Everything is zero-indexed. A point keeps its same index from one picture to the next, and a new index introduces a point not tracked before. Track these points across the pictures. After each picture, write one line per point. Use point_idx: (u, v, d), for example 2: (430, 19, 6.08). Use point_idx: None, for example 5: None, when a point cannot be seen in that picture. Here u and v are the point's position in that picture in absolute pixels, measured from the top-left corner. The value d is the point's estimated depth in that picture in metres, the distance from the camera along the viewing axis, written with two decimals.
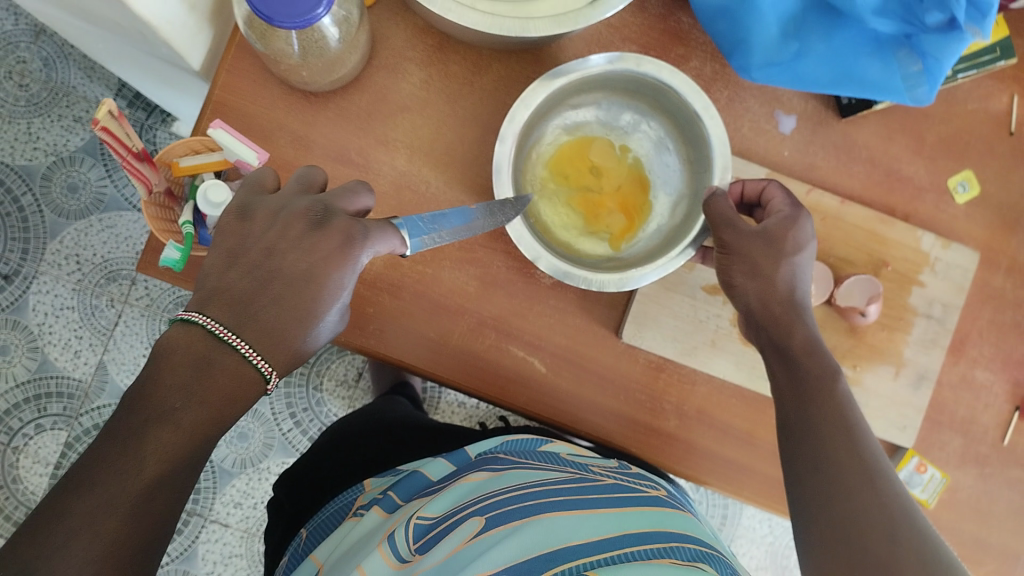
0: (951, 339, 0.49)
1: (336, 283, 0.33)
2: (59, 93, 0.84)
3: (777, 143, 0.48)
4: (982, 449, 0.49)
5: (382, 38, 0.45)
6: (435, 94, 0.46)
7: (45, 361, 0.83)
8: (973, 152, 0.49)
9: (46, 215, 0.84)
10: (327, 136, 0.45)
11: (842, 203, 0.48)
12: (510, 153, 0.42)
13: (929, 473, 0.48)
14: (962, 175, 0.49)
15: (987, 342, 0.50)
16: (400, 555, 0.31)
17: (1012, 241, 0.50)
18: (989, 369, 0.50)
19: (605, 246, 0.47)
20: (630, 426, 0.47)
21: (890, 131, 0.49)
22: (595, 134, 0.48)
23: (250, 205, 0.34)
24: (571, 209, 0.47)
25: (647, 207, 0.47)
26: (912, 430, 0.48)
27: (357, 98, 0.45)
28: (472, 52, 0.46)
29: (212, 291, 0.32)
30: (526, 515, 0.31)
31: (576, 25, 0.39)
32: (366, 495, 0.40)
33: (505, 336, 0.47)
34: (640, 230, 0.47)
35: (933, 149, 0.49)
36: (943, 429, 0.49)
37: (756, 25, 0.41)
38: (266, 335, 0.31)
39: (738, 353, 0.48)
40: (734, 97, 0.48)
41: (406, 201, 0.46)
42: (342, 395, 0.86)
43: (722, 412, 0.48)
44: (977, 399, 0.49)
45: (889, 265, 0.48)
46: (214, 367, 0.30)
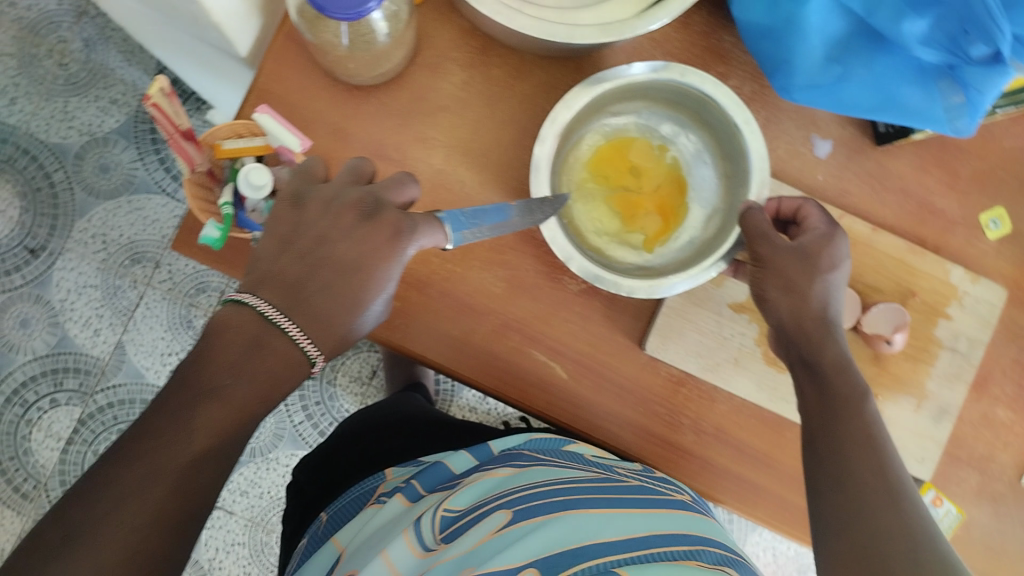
0: (974, 375, 0.49)
1: (383, 275, 0.35)
2: (97, 74, 0.85)
3: (811, 167, 0.49)
4: (999, 488, 0.49)
5: (427, 38, 0.46)
6: (475, 96, 0.46)
7: (64, 336, 0.84)
8: (1009, 189, 0.49)
9: (77, 193, 0.85)
10: (366, 130, 0.45)
11: (873, 230, 0.48)
12: (549, 153, 0.43)
13: (945, 508, 0.48)
14: (993, 212, 0.49)
15: (1010, 381, 0.49)
16: (424, 543, 0.34)
17: None
18: (1011, 408, 0.49)
19: (638, 248, 0.47)
20: (647, 439, 0.47)
21: (926, 163, 0.49)
22: (635, 135, 0.48)
23: (303, 194, 0.36)
24: (607, 208, 0.47)
25: (685, 210, 0.48)
26: (930, 462, 0.48)
27: (398, 95, 0.46)
28: (514, 56, 0.46)
29: (265, 274, 0.34)
30: (556, 510, 0.32)
31: (621, 35, 0.39)
32: (389, 482, 0.43)
33: (528, 340, 0.47)
34: (675, 233, 0.48)
35: (967, 184, 0.49)
36: (961, 464, 0.49)
37: (800, 47, 0.41)
38: (313, 319, 0.33)
39: (760, 372, 0.48)
40: (772, 118, 0.48)
41: (439, 199, 0.46)
42: (354, 391, 0.86)
43: (740, 431, 0.48)
44: (997, 437, 0.49)
45: (917, 296, 0.48)
46: (265, 347, 0.32)
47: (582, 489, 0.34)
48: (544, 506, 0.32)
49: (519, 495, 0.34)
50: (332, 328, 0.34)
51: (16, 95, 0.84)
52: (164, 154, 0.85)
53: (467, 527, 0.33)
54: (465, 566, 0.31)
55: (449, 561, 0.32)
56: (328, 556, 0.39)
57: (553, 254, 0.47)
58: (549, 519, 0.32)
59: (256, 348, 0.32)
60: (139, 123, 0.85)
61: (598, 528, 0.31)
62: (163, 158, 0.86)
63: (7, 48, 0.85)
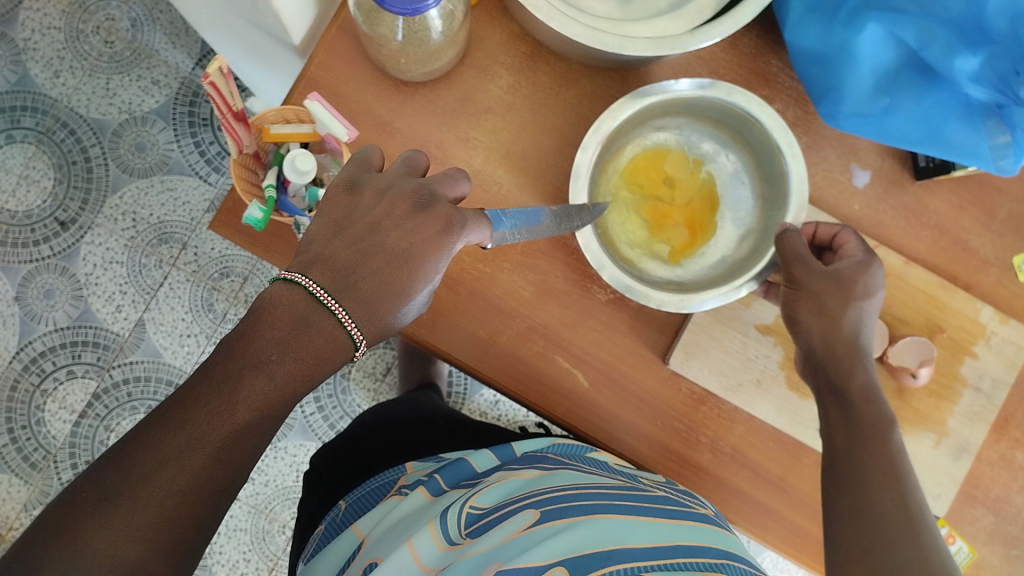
0: (996, 416, 0.49)
1: (431, 267, 0.35)
2: (142, 54, 0.86)
3: (848, 196, 0.49)
4: (1013, 530, 0.49)
5: (477, 39, 0.46)
6: (520, 100, 0.47)
7: (86, 309, 0.85)
8: None
9: (111, 168, 0.86)
10: (411, 125, 0.46)
11: (905, 263, 0.48)
12: (590, 161, 0.43)
13: (957, 546, 0.48)
14: None
15: None
16: (449, 538, 0.35)
17: None
18: None
19: (666, 260, 0.47)
20: (663, 453, 0.47)
21: (962, 201, 0.49)
22: (672, 147, 0.48)
23: (359, 180, 0.36)
24: (639, 217, 0.47)
25: (714, 226, 0.48)
26: (946, 499, 0.48)
27: (445, 93, 0.46)
28: (562, 64, 0.47)
29: (314, 257, 0.33)
30: (584, 513, 0.33)
31: (674, 50, 0.40)
32: (410, 475, 0.44)
33: (554, 346, 0.47)
34: (702, 248, 0.48)
35: (1002, 225, 0.49)
36: (976, 504, 0.49)
37: (850, 75, 0.42)
38: (360, 305, 0.32)
39: (782, 396, 0.48)
40: (813, 144, 0.49)
41: (477, 199, 0.46)
42: (367, 386, 0.87)
43: (757, 453, 0.48)
44: (1015, 480, 0.49)
45: (944, 332, 0.48)
46: (311, 327, 0.31)
47: (608, 495, 0.35)
48: (571, 509, 0.33)
49: (547, 496, 0.35)
50: (377, 317, 0.33)
51: (60, 69, 0.86)
52: (201, 137, 0.87)
53: (493, 525, 0.34)
54: (492, 560, 0.32)
55: (476, 554, 0.33)
56: (350, 543, 0.40)
57: (584, 262, 0.47)
58: (577, 521, 0.33)
59: (303, 328, 0.31)
60: (179, 105, 0.87)
61: (624, 534, 0.32)
62: (198, 141, 0.87)
63: (55, 21, 0.86)
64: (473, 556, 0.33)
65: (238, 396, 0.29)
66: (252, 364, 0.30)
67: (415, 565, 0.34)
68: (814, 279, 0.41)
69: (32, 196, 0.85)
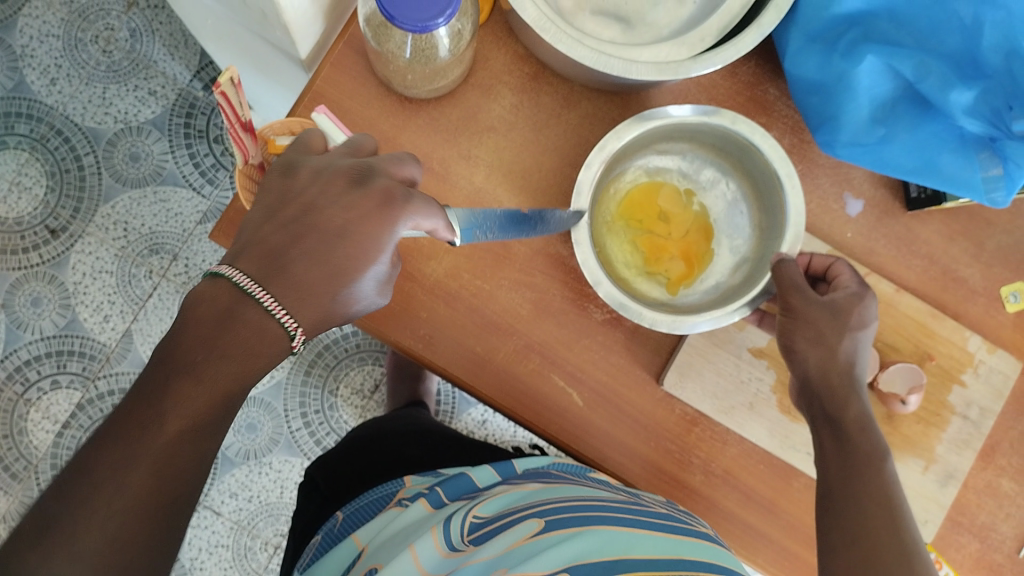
0: (983, 443, 0.49)
1: (374, 243, 0.33)
2: (139, 65, 0.87)
3: (841, 224, 0.50)
4: (997, 558, 0.49)
5: (482, 59, 0.47)
6: (522, 120, 0.47)
7: (74, 319, 0.84)
8: None
9: (104, 178, 0.86)
10: (414, 141, 0.47)
11: (896, 291, 0.49)
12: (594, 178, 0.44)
13: (944, 571, 0.48)
14: (1015, 285, 0.50)
15: (1017, 453, 0.50)
16: (451, 543, 0.37)
17: None
18: (1016, 481, 0.50)
19: (663, 289, 0.48)
20: (655, 474, 0.48)
21: (953, 232, 0.50)
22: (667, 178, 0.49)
23: (296, 163, 0.35)
24: (634, 247, 0.48)
25: (710, 255, 0.49)
26: (933, 525, 0.48)
27: (449, 111, 0.47)
28: (564, 86, 0.48)
29: (248, 243, 0.32)
30: (588, 522, 0.35)
31: (676, 75, 0.41)
32: (410, 487, 0.44)
33: (549, 364, 0.47)
34: (698, 279, 0.48)
35: (991, 256, 0.50)
36: (962, 530, 0.49)
37: (848, 104, 0.42)
38: (294, 290, 0.31)
39: (773, 419, 0.48)
40: (807, 172, 0.49)
41: None
42: (355, 404, 0.86)
43: (748, 476, 0.48)
44: (1000, 508, 0.49)
45: (933, 359, 0.49)
46: (237, 320, 0.30)
47: (611, 508, 0.37)
48: (576, 518, 0.35)
49: (549, 507, 0.37)
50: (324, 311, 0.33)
51: (57, 76, 0.86)
52: (196, 150, 0.87)
53: (496, 533, 0.36)
54: (497, 568, 0.33)
55: (480, 562, 0.34)
56: (349, 553, 0.40)
57: (581, 281, 0.47)
58: (581, 530, 0.34)
59: (228, 322, 0.30)
60: (175, 117, 0.87)
61: (630, 543, 0.34)
62: (193, 153, 0.87)
63: (54, 29, 0.86)
64: (480, 562, 0.34)
65: (177, 402, 0.28)
66: (178, 368, 0.29)
67: (413, 565, 0.35)
68: (812, 308, 0.42)
69: (23, 203, 0.85)
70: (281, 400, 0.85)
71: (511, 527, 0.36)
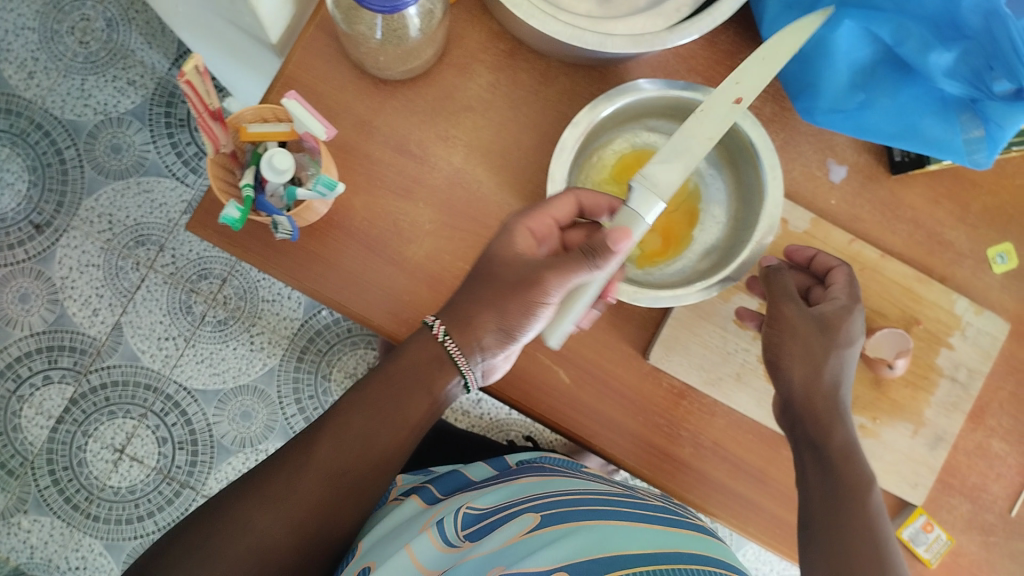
0: (972, 405, 0.49)
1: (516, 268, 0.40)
2: (117, 54, 0.86)
3: (825, 191, 0.49)
4: (989, 518, 0.49)
5: (457, 38, 0.46)
6: (500, 98, 0.47)
7: (63, 314, 0.84)
8: (1017, 226, 0.50)
9: (86, 170, 0.85)
10: (390, 124, 0.46)
11: (882, 257, 0.49)
12: (577, 138, 0.43)
13: (935, 533, 0.49)
14: (1001, 247, 0.50)
15: (1006, 413, 0.50)
16: (447, 538, 0.37)
17: None
18: (1005, 441, 0.50)
19: (633, 261, 0.47)
20: (646, 449, 0.47)
21: (937, 196, 0.50)
22: None
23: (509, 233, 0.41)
24: None
25: (682, 246, 0.48)
26: (923, 488, 0.49)
27: (425, 92, 0.46)
28: (541, 62, 0.47)
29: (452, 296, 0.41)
30: (585, 518, 0.36)
31: (651, 47, 0.40)
32: (403, 486, 0.46)
33: (535, 343, 0.47)
34: (670, 260, 0.48)
35: (976, 218, 0.50)
36: (953, 492, 0.49)
37: (826, 70, 0.42)
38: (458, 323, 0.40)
39: (760, 390, 0.48)
40: (789, 140, 0.49)
41: (457, 197, 0.46)
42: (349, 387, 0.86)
43: (737, 447, 0.48)
44: (990, 468, 0.50)
45: (920, 323, 0.49)
46: (411, 341, 0.41)
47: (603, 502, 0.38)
48: (571, 513, 0.36)
49: (551, 500, 0.38)
50: (471, 331, 0.40)
51: (34, 70, 0.85)
52: (177, 138, 0.86)
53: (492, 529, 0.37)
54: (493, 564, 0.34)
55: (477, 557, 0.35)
56: None
57: None
58: (581, 524, 0.35)
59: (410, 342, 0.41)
60: (155, 106, 0.86)
61: (629, 534, 0.35)
62: (175, 142, 0.86)
63: (29, 22, 0.85)
64: (476, 558, 0.35)
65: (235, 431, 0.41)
66: None
67: (411, 563, 0.36)
68: (797, 327, 0.42)
69: (5, 199, 0.84)
70: (274, 387, 0.85)
71: (508, 522, 0.37)
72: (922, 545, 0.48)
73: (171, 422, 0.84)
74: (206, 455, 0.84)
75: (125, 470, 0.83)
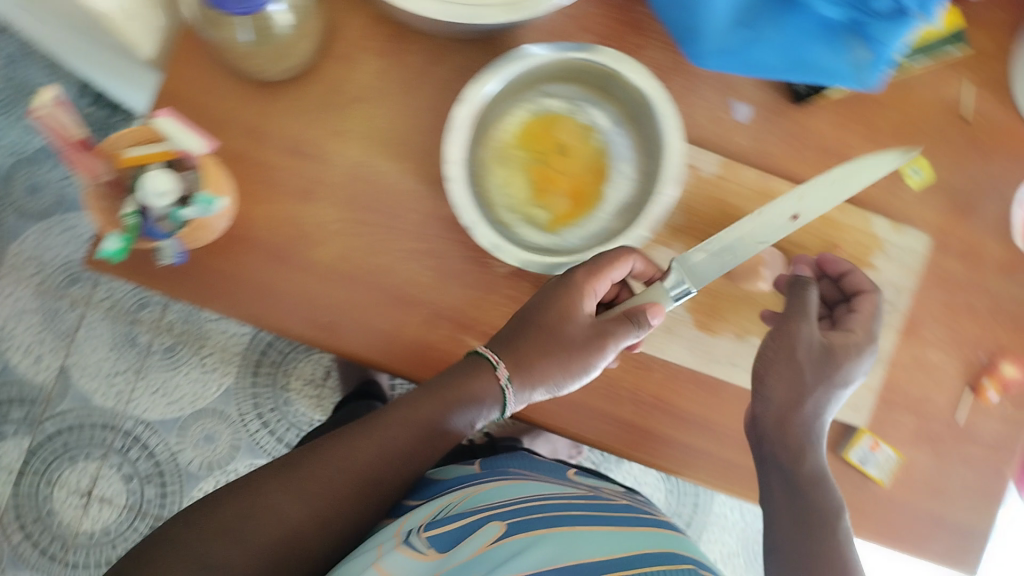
0: (904, 321, 0.50)
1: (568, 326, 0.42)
2: (20, 90, 0.83)
3: (732, 132, 0.49)
4: (935, 427, 0.50)
5: (339, 29, 0.45)
6: (392, 83, 0.46)
7: (6, 365, 0.82)
8: (928, 139, 0.50)
9: (6, 216, 0.82)
10: (282, 126, 0.45)
11: (796, 189, 0.49)
12: (468, 118, 0.42)
13: (883, 452, 0.49)
14: (915, 161, 0.50)
15: (940, 324, 0.50)
16: (418, 549, 0.38)
17: (967, 225, 0.51)
18: (942, 351, 0.50)
19: (543, 226, 0.47)
20: (592, 415, 0.47)
21: (844, 121, 0.50)
22: (564, 115, 0.48)
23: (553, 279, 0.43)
24: (524, 178, 0.47)
25: (592, 204, 0.48)
26: (865, 410, 0.50)
27: (312, 88, 0.45)
28: (429, 41, 0.46)
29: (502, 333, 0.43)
30: (557, 523, 0.38)
31: (527, 12, 0.40)
32: None
33: (463, 327, 0.46)
34: (581, 219, 0.48)
35: (886, 137, 0.50)
36: (897, 409, 0.50)
37: (709, 13, 0.41)
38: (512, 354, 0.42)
39: (692, 338, 0.49)
40: (689, 86, 0.49)
41: (361, 191, 0.45)
42: (310, 394, 0.84)
43: (678, 398, 0.48)
44: (931, 380, 0.50)
45: (840, 248, 0.50)
46: (467, 368, 0.42)
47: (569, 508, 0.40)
48: (542, 520, 0.38)
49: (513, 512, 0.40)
50: (524, 368, 0.42)
51: None
52: None
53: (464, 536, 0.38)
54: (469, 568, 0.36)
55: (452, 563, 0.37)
56: None
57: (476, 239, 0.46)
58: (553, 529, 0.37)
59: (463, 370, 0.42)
60: None
61: (595, 539, 0.37)
62: None
63: None
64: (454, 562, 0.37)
65: None
66: None
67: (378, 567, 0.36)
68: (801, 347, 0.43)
69: None
70: (233, 406, 0.84)
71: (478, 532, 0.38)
72: (872, 465, 0.49)
73: (135, 457, 0.82)
74: (175, 484, 0.82)
75: (95, 512, 0.81)
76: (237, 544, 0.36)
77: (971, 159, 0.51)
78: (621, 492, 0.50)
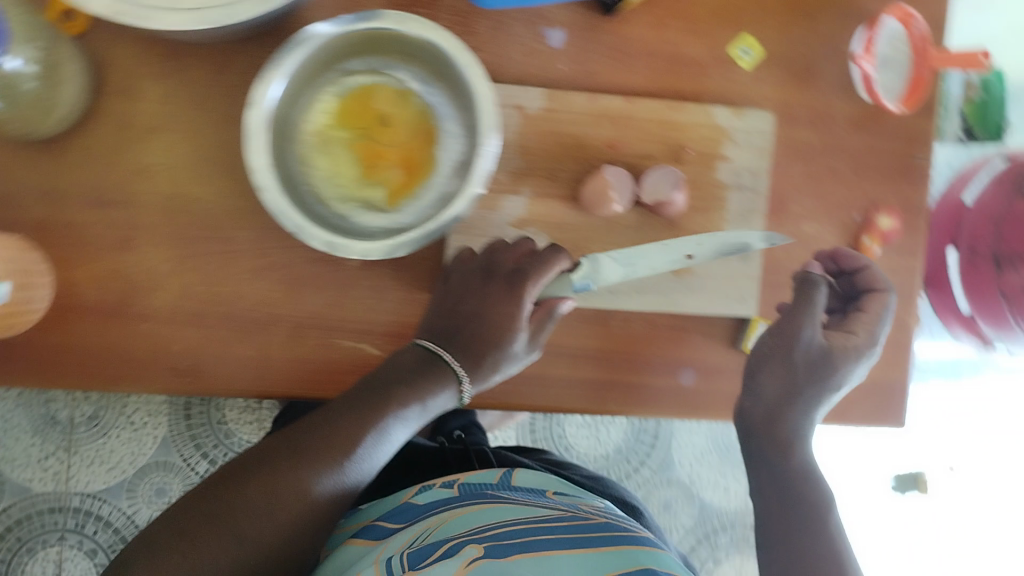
0: (767, 201, 0.56)
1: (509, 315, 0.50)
2: None
3: (551, 59, 0.53)
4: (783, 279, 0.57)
5: (110, 65, 0.48)
6: (177, 100, 0.49)
7: None
8: (751, 18, 0.54)
9: None
10: (83, 182, 0.48)
11: (628, 102, 0.53)
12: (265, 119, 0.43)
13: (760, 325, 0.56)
14: (745, 40, 0.54)
15: (804, 197, 0.57)
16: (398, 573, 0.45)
17: (808, 91, 0.56)
18: (808, 219, 0.57)
19: (383, 205, 0.50)
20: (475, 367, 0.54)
21: (661, 19, 0.53)
22: (376, 86, 0.50)
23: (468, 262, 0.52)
24: (352, 158, 0.50)
25: (424, 169, 0.51)
26: (749, 298, 0.56)
27: (99, 129, 0.48)
28: (207, 51, 0.49)
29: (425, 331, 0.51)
30: (529, 548, 0.44)
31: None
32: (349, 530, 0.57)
33: (329, 332, 0.52)
34: (417, 188, 0.51)
35: (711, 26, 0.54)
36: (776, 281, 0.57)
37: None
38: (466, 355, 0.50)
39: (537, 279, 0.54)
40: (499, 26, 0.52)
41: (182, 223, 0.49)
42: (245, 421, 0.89)
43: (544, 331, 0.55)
44: (806, 248, 0.57)
45: (688, 147, 0.54)
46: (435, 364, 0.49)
47: (547, 530, 0.47)
48: (513, 547, 0.44)
49: (487, 541, 0.46)
50: (482, 358, 0.50)
51: None
52: None
53: (438, 560, 0.44)
54: None
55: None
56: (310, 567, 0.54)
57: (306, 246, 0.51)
58: (521, 558, 0.43)
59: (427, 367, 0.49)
60: None
61: (569, 567, 0.43)
62: None
63: None
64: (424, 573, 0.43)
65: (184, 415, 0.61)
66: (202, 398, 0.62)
67: None
68: (804, 354, 0.52)
69: None
70: (173, 453, 0.87)
71: (454, 554, 0.45)
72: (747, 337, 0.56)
73: (91, 530, 0.86)
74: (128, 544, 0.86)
75: None
76: (261, 512, 0.42)
77: (782, 27, 0.55)
78: (598, 509, 0.55)
